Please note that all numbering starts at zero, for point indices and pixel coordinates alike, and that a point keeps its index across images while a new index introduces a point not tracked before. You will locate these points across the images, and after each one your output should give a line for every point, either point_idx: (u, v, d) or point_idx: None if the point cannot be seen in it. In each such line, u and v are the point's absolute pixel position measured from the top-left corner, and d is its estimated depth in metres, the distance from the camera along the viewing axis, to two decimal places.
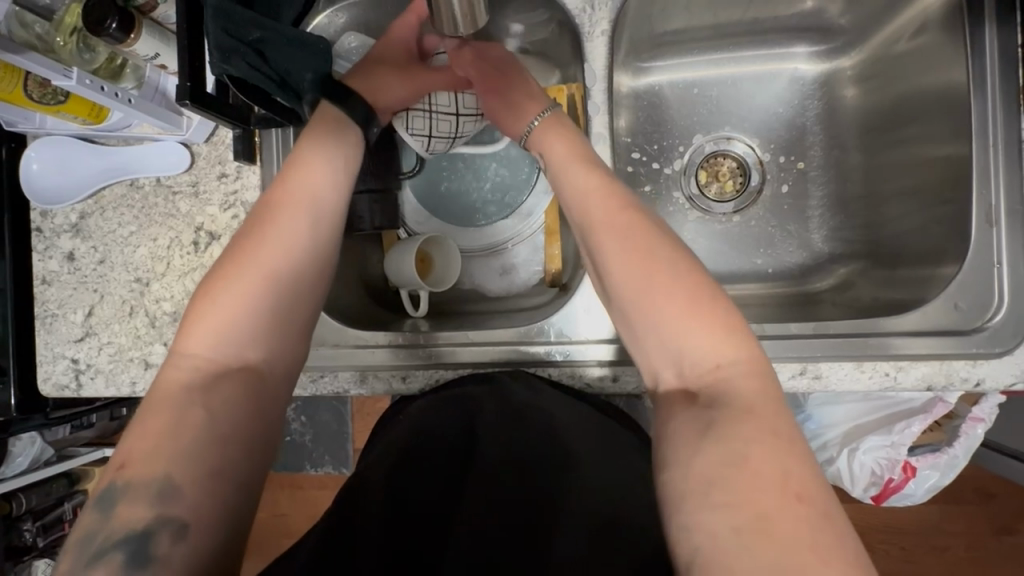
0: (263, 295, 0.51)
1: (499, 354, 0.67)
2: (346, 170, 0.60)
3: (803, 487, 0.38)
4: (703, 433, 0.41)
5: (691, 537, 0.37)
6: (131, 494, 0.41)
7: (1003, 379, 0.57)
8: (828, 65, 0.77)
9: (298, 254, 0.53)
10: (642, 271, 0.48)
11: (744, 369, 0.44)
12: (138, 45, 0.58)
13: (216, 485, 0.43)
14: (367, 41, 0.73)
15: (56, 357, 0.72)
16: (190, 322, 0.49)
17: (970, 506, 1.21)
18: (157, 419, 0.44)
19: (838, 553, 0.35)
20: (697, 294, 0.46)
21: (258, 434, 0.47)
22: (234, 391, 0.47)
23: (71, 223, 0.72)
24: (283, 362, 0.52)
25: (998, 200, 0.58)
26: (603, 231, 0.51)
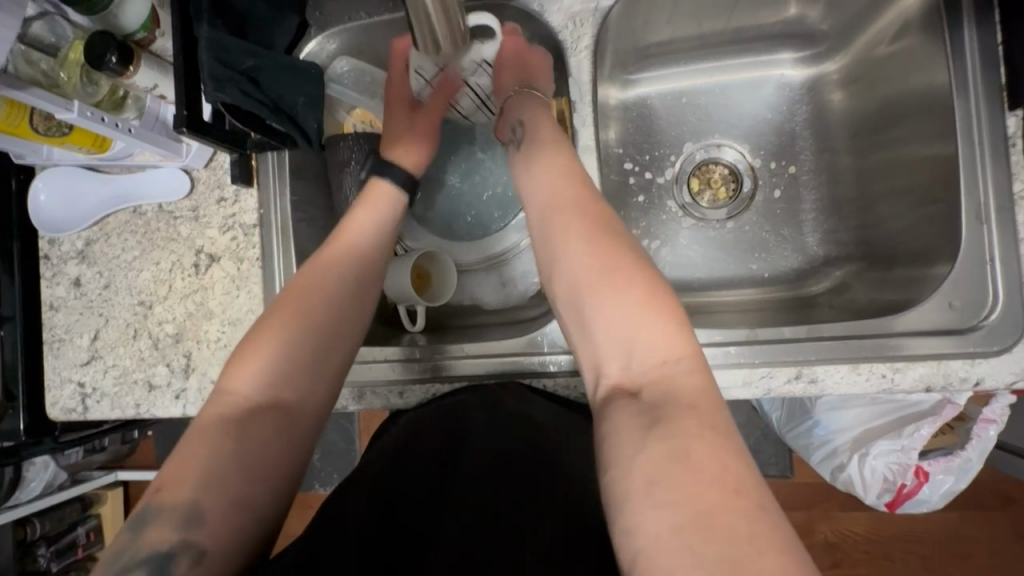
0: (309, 331, 0.54)
1: (494, 366, 0.67)
2: (390, 219, 0.66)
3: (740, 481, 0.39)
4: (646, 427, 0.43)
5: (631, 538, 0.38)
6: (161, 517, 0.42)
7: (1003, 378, 0.56)
8: (813, 70, 0.78)
9: (341, 296, 0.57)
10: (594, 264, 0.52)
11: (686, 366, 0.46)
12: (138, 77, 0.60)
13: (238, 514, 0.44)
14: (358, 65, 0.75)
15: (64, 382, 0.74)
16: (235, 358, 0.52)
17: (992, 512, 1.18)
18: (198, 446, 0.46)
19: (775, 544, 0.36)
20: (642, 293, 0.50)
21: (289, 474, 0.48)
22: (273, 427, 0.49)
23: (78, 249, 0.75)
24: (322, 399, 0.54)
25: (987, 197, 0.57)
26: (560, 219, 0.56)
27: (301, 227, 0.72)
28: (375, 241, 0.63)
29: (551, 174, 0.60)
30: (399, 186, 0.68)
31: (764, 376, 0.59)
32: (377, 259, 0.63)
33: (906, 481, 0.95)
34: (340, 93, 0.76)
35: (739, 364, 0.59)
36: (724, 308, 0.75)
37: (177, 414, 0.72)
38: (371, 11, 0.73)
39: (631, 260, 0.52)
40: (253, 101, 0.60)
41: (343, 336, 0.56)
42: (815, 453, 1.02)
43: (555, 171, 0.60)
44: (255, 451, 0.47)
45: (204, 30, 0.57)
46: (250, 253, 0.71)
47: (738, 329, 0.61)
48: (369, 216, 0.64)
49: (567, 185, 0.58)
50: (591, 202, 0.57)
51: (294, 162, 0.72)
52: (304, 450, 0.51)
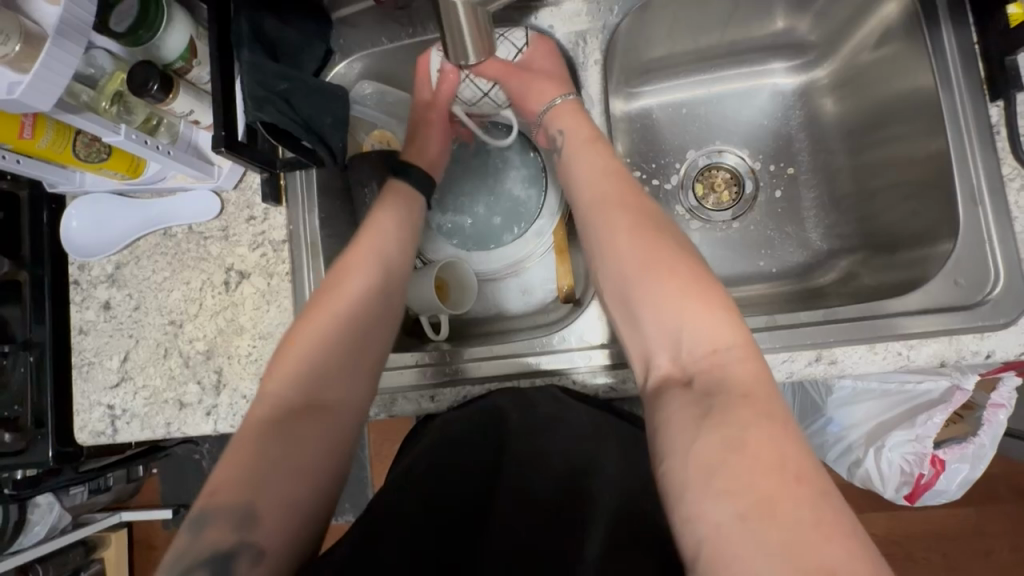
0: (337, 332, 0.57)
1: (521, 366, 0.69)
2: (408, 217, 0.69)
3: (802, 469, 0.42)
4: (700, 415, 0.46)
5: (695, 528, 0.41)
6: (214, 517, 0.46)
7: (1012, 349, 0.58)
8: (803, 77, 0.83)
9: (369, 293, 0.60)
10: (639, 254, 0.56)
11: (738, 354, 0.49)
12: (177, 104, 0.63)
13: (291, 509, 0.48)
14: (380, 87, 0.80)
15: (93, 405, 0.74)
16: (275, 361, 0.55)
17: (1008, 504, 1.19)
18: (245, 446, 0.50)
19: (842, 531, 0.39)
20: (690, 282, 0.53)
21: (336, 459, 0.52)
22: (316, 419, 0.53)
23: (107, 273, 0.76)
24: (355, 390, 0.56)
25: (979, 181, 0.61)
26: (603, 210, 0.60)
27: (328, 241, 0.76)
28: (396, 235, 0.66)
29: (591, 169, 0.64)
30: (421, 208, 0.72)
31: (786, 360, 0.61)
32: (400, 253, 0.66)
33: (923, 471, 0.96)
34: (362, 114, 0.80)
35: (761, 349, 0.61)
36: (737, 303, 0.78)
37: (208, 431, 0.72)
38: (392, 36, 0.77)
39: (677, 250, 0.56)
40: (287, 119, 0.64)
41: (370, 331, 0.59)
42: (831, 450, 1.04)
43: (595, 177, 0.63)
44: (303, 446, 0.51)
45: (246, 56, 0.62)
46: (279, 268, 0.73)
47: (756, 317, 0.64)
48: (393, 222, 0.67)
49: (607, 183, 0.62)
50: (630, 188, 0.61)
51: (320, 180, 0.75)
52: (349, 436, 0.54)
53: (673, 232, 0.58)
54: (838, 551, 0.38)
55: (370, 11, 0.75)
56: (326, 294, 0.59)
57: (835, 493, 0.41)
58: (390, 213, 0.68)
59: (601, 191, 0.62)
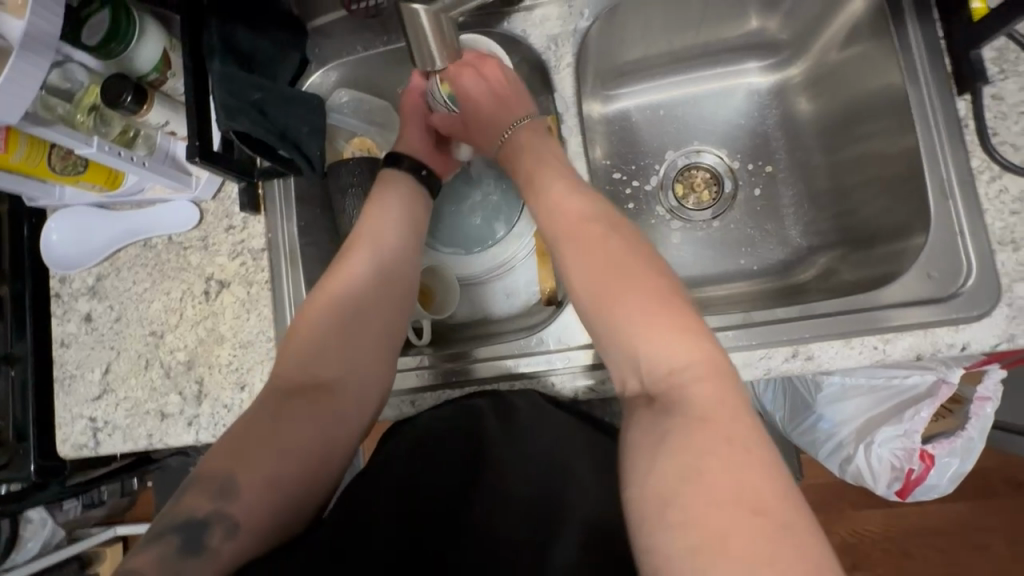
0: (337, 322, 0.59)
1: (501, 369, 0.69)
2: (416, 212, 0.68)
3: (761, 502, 0.41)
4: (663, 441, 0.46)
5: (649, 556, 0.41)
6: (197, 485, 0.49)
7: (987, 341, 0.58)
8: (777, 76, 0.84)
9: (371, 290, 0.61)
10: (605, 282, 0.54)
11: (698, 374, 0.48)
12: (151, 115, 0.63)
13: (270, 489, 0.50)
14: (357, 94, 0.80)
15: (75, 418, 0.74)
16: (285, 343, 0.59)
17: (1004, 499, 1.18)
18: (243, 423, 0.53)
19: (799, 568, 0.38)
20: (656, 304, 0.51)
21: (324, 450, 0.53)
22: (310, 404, 0.54)
23: (89, 286, 0.77)
24: (353, 383, 0.57)
25: (949, 174, 0.61)
26: (569, 236, 0.57)
27: (307, 249, 0.76)
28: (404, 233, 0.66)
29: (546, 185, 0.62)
30: (427, 204, 0.71)
31: (763, 357, 0.61)
32: (410, 253, 0.65)
33: (913, 466, 0.97)
34: (340, 121, 0.79)
35: (737, 346, 0.62)
36: (718, 301, 0.78)
37: (190, 442, 0.72)
38: (367, 45, 0.78)
39: (645, 269, 0.53)
40: (262, 129, 0.65)
41: (369, 324, 0.60)
42: (821, 447, 1.03)
43: (569, 202, 0.59)
44: (293, 426, 0.53)
45: (217, 66, 0.63)
46: (259, 276, 0.73)
47: (733, 314, 0.64)
48: (394, 215, 0.66)
49: (570, 198, 0.60)
50: (591, 207, 0.59)
51: (299, 188, 0.76)
52: (342, 429, 0.55)
53: (643, 251, 0.55)
54: None
55: (344, 20, 0.75)
56: (327, 284, 0.61)
57: (800, 522, 0.41)
58: (398, 208, 0.67)
59: (559, 212, 0.60)
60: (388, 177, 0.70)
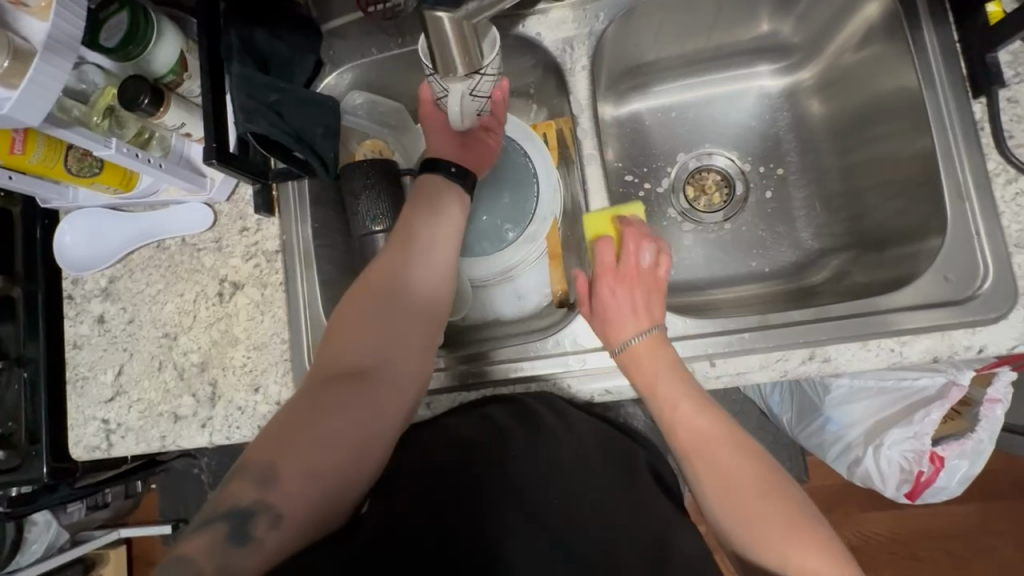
0: (377, 314, 0.59)
1: (515, 372, 0.69)
2: (454, 207, 0.67)
3: None
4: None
5: None
6: (242, 474, 0.49)
7: (1004, 343, 0.58)
8: (789, 79, 0.84)
9: (411, 286, 0.61)
10: (740, 493, 0.53)
11: None
12: (168, 117, 0.64)
13: (310, 480, 0.49)
14: (370, 97, 0.79)
15: (88, 420, 0.74)
16: (328, 338, 0.59)
17: (1011, 501, 1.18)
18: (289, 413, 0.53)
19: None
20: (794, 516, 0.52)
21: (362, 446, 0.53)
22: (351, 399, 0.54)
23: (101, 287, 0.76)
24: (393, 384, 0.57)
25: (965, 177, 0.61)
26: (701, 449, 0.57)
27: (321, 251, 0.76)
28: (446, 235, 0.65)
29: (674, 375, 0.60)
30: (464, 200, 0.69)
31: (779, 358, 0.61)
32: (449, 249, 0.65)
33: (922, 469, 0.97)
34: (354, 123, 0.79)
35: (753, 348, 0.62)
36: (731, 303, 0.78)
37: (203, 443, 0.72)
38: (382, 47, 0.78)
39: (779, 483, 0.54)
40: (278, 131, 0.65)
41: (410, 317, 0.60)
42: (830, 449, 1.03)
43: (681, 399, 0.59)
44: (335, 416, 0.53)
45: (235, 68, 0.63)
46: (273, 278, 0.73)
47: (749, 316, 0.64)
48: (424, 213, 0.65)
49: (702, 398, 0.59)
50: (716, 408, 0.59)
51: (313, 190, 0.76)
52: (379, 432, 0.55)
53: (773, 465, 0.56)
54: None
55: (359, 22, 0.75)
56: (369, 285, 0.61)
57: None
58: (434, 207, 0.66)
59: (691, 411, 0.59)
60: (427, 183, 0.69)
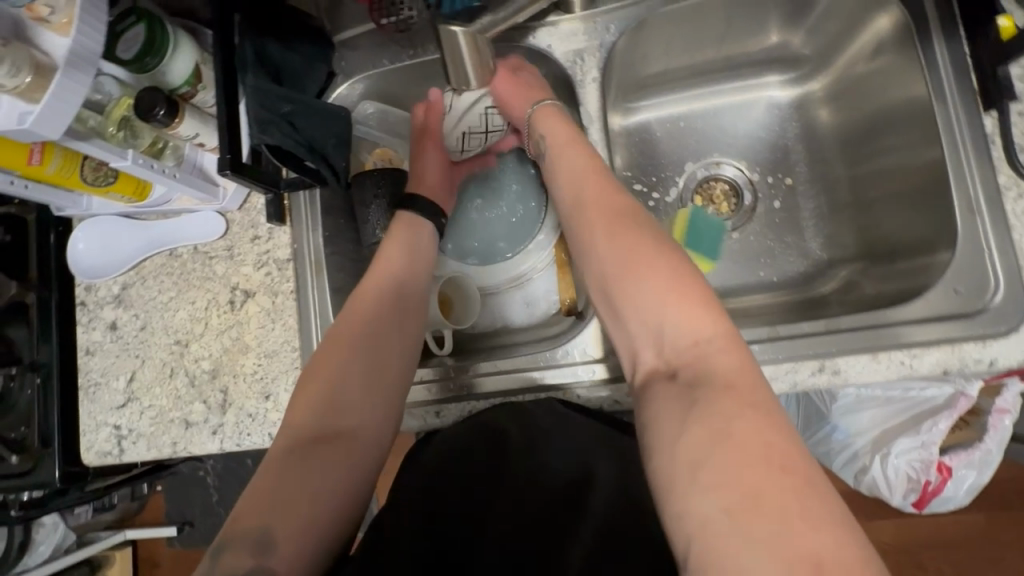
0: (353, 359, 0.59)
1: (525, 380, 0.69)
2: (423, 249, 0.70)
3: (787, 458, 0.40)
4: (688, 415, 0.44)
5: (683, 523, 0.40)
6: (234, 546, 0.47)
7: (1014, 357, 0.58)
8: (798, 90, 0.84)
9: (383, 324, 0.62)
10: (619, 265, 0.53)
11: (721, 345, 0.47)
12: (182, 127, 0.64)
13: (303, 539, 0.48)
14: (382, 106, 0.82)
15: (100, 426, 0.75)
16: (297, 397, 0.57)
17: (1018, 510, 1.18)
18: (268, 476, 0.52)
19: (830, 518, 0.38)
20: (672, 282, 0.50)
21: (351, 499, 0.52)
22: (335, 456, 0.53)
23: (114, 294, 0.77)
24: (377, 431, 0.57)
25: (976, 191, 0.61)
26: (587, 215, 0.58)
27: (332, 259, 0.76)
28: (415, 272, 0.67)
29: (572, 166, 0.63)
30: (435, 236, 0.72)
31: (789, 371, 0.61)
32: (418, 285, 0.67)
33: (929, 478, 0.97)
34: (364, 133, 0.82)
35: (764, 360, 0.62)
36: (740, 313, 0.79)
37: (214, 450, 0.72)
38: (393, 58, 0.78)
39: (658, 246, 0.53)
40: (291, 141, 0.66)
41: (387, 359, 0.60)
42: (837, 458, 1.03)
43: (579, 179, 0.61)
44: (319, 470, 0.52)
45: (249, 80, 0.63)
46: (284, 286, 0.74)
47: (758, 327, 0.64)
48: (403, 256, 0.67)
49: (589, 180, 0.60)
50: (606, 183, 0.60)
51: (324, 199, 0.76)
52: (364, 480, 0.54)
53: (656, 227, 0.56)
54: (826, 541, 0.36)
55: (371, 33, 0.76)
56: (344, 336, 0.60)
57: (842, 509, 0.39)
58: (408, 247, 0.68)
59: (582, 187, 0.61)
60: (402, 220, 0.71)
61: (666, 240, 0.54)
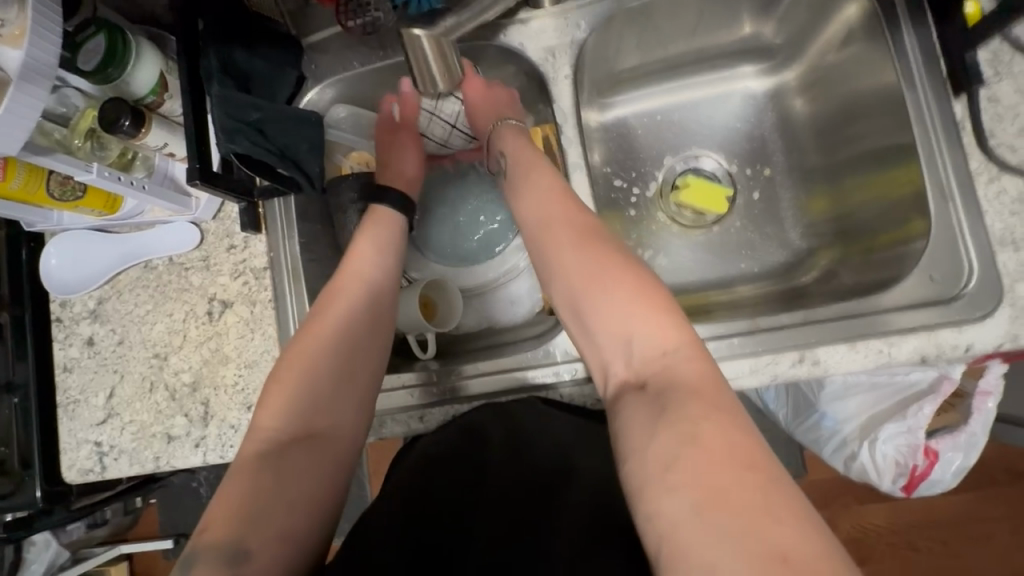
0: (326, 359, 0.58)
1: (508, 382, 0.69)
2: (394, 244, 0.69)
3: (754, 458, 0.39)
4: (658, 418, 0.44)
5: (655, 528, 0.39)
6: (204, 557, 0.46)
7: (990, 342, 0.58)
8: (773, 80, 0.84)
9: (357, 330, 0.61)
10: (586, 275, 0.53)
11: (688, 354, 0.47)
12: (150, 138, 0.63)
13: (281, 545, 0.48)
14: (355, 109, 0.80)
15: (80, 443, 0.73)
16: (265, 399, 0.56)
17: (1004, 488, 1.19)
18: (238, 483, 0.50)
19: (799, 512, 0.37)
20: (634, 291, 0.51)
21: (324, 498, 0.52)
22: (306, 457, 0.53)
23: (90, 309, 0.76)
24: (348, 431, 0.57)
25: (947, 177, 0.62)
26: (551, 224, 0.58)
27: (309, 266, 0.76)
28: (386, 272, 0.67)
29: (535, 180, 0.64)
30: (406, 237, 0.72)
31: (769, 363, 0.61)
32: (391, 286, 0.66)
33: (917, 462, 0.97)
34: (338, 137, 0.80)
35: (743, 353, 0.62)
36: (723, 305, 0.79)
37: (197, 463, 0.71)
38: (364, 60, 0.77)
39: (619, 258, 0.54)
40: (261, 149, 0.65)
41: (363, 359, 0.60)
42: (826, 445, 1.04)
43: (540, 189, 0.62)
44: (293, 474, 0.51)
45: (214, 90, 0.62)
46: (262, 295, 0.73)
47: (738, 319, 0.64)
48: (375, 253, 0.67)
49: (553, 199, 0.60)
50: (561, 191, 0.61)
51: (299, 206, 0.76)
52: (337, 483, 0.53)
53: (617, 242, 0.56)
54: (801, 534, 0.36)
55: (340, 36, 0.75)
56: (312, 333, 0.59)
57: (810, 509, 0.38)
58: (378, 249, 0.67)
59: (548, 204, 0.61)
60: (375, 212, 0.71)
61: (626, 253, 0.55)
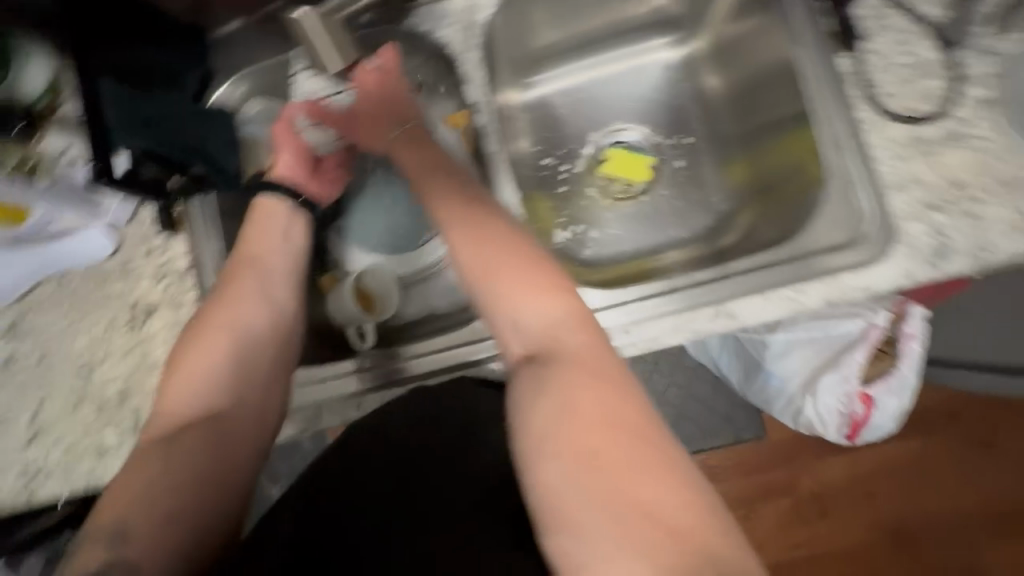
0: (225, 353, 0.57)
1: (444, 361, 0.70)
2: (296, 232, 0.66)
3: (623, 420, 0.43)
4: (537, 389, 0.46)
5: (537, 493, 0.42)
6: (93, 535, 0.47)
7: (891, 281, 0.61)
8: (684, 50, 0.86)
9: (255, 325, 0.60)
10: (477, 257, 0.53)
11: (571, 325, 0.49)
12: (49, 140, 0.70)
13: (169, 522, 0.49)
14: (267, 103, 0.78)
15: (6, 467, 0.70)
16: (165, 386, 0.57)
17: (946, 430, 1.25)
18: (133, 467, 0.52)
19: (660, 466, 0.41)
20: (522, 270, 0.52)
21: (219, 480, 0.52)
22: (200, 441, 0.53)
23: (8, 327, 0.73)
24: (251, 417, 0.57)
25: (838, 127, 0.65)
26: (443, 203, 0.57)
27: None
28: (288, 262, 0.65)
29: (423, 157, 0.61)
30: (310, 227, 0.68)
31: (690, 320, 0.63)
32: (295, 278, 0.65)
33: (855, 408, 1.02)
34: (252, 132, 0.76)
35: (663, 312, 0.64)
36: (654, 272, 0.80)
37: None
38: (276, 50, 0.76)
39: (508, 237, 0.54)
40: (163, 142, 0.65)
41: (263, 352, 0.59)
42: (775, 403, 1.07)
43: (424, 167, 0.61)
44: (185, 457, 0.52)
45: (107, 87, 0.64)
46: (186, 297, 0.71)
47: (657, 281, 0.66)
48: (272, 243, 0.65)
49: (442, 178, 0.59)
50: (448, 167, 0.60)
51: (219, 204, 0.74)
52: (237, 468, 0.54)
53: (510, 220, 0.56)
54: (656, 487, 0.40)
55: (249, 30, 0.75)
56: (212, 326, 0.59)
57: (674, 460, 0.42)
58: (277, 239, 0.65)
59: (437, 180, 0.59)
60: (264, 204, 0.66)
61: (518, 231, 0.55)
